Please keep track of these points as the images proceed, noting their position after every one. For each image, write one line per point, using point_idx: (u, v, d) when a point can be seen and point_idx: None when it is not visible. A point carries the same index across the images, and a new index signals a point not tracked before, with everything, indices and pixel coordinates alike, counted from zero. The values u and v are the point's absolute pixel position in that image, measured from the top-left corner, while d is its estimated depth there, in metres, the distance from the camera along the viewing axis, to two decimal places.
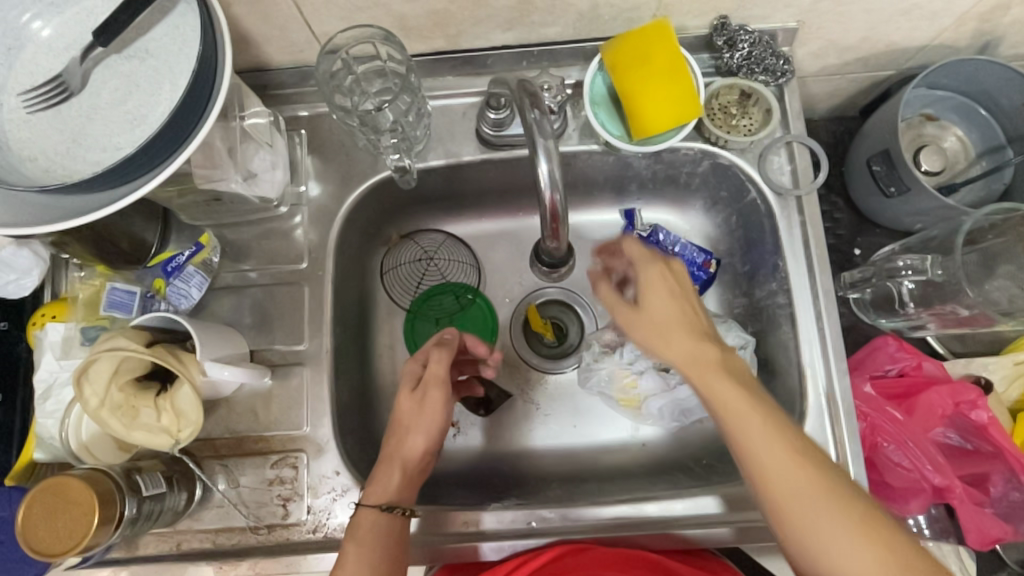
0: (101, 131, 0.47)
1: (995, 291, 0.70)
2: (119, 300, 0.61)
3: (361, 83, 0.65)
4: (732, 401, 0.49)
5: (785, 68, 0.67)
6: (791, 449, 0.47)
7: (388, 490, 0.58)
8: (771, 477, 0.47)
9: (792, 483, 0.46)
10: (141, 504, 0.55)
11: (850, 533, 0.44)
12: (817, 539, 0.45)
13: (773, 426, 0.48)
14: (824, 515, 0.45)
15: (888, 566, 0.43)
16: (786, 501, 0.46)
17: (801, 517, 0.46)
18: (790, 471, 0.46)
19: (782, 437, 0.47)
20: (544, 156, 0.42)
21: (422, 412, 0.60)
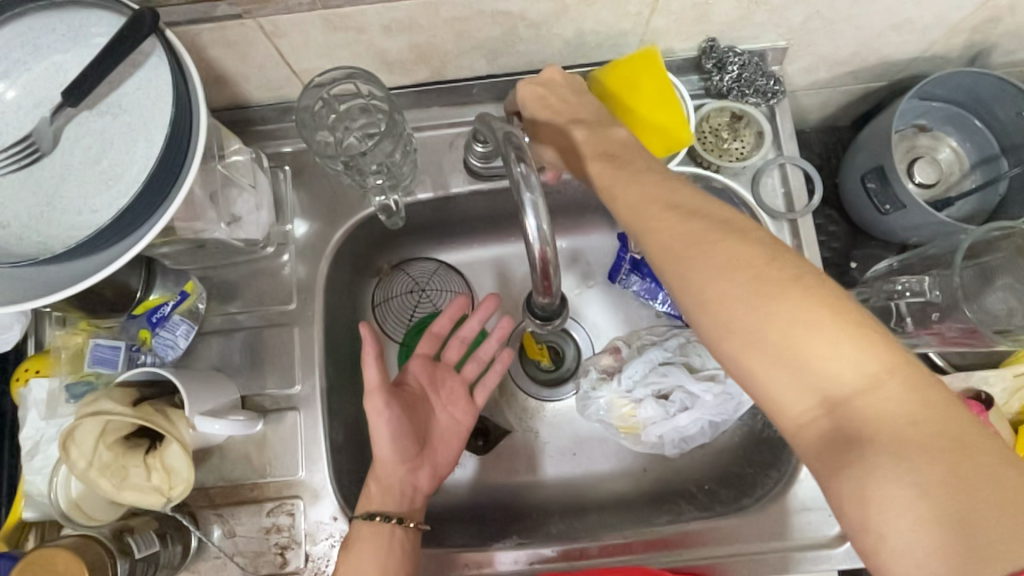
0: (75, 194, 0.46)
1: (993, 304, 0.69)
2: (104, 356, 0.59)
3: (344, 120, 0.63)
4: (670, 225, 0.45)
5: (775, 88, 0.66)
6: (740, 251, 0.42)
7: (378, 501, 0.58)
8: (717, 282, 0.41)
9: (748, 287, 0.41)
10: (134, 566, 0.54)
11: (805, 320, 0.39)
12: (767, 331, 0.40)
13: (729, 238, 0.43)
14: (780, 310, 0.39)
15: (855, 363, 0.38)
16: (732, 309, 0.41)
17: (745, 312, 0.40)
18: (741, 278, 0.41)
19: (736, 244, 0.42)
20: (532, 210, 0.41)
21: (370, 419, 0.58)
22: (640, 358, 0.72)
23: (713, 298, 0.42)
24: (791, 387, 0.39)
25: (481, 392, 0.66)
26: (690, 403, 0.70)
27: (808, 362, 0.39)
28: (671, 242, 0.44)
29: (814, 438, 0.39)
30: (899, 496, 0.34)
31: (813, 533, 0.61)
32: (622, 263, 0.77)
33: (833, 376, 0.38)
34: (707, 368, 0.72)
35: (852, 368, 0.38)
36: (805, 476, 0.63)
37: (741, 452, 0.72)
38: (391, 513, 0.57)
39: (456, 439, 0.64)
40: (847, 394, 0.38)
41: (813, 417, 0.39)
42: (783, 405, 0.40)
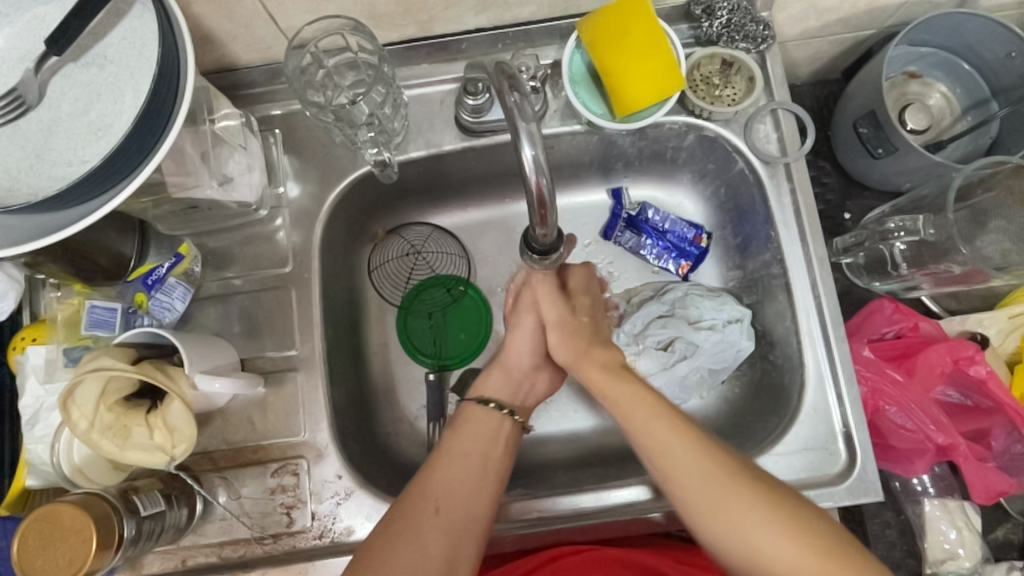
0: (64, 145, 0.45)
1: (987, 248, 0.69)
2: (100, 318, 0.59)
3: (332, 76, 0.63)
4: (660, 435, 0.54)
5: (765, 34, 0.66)
6: (706, 465, 0.51)
7: (491, 388, 0.65)
8: (696, 486, 0.50)
9: (709, 485, 0.50)
10: (141, 524, 0.55)
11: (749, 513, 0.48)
12: (729, 523, 0.49)
13: (710, 460, 0.51)
14: (734, 505, 0.49)
15: (769, 521, 0.48)
16: (705, 501, 0.50)
17: (710, 493, 0.50)
18: (703, 468, 0.51)
19: (712, 459, 0.51)
20: (529, 139, 0.41)
21: (518, 321, 0.68)
22: (640, 311, 0.74)
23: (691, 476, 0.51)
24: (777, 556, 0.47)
25: (560, 348, 0.65)
26: (690, 352, 0.71)
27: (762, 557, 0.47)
28: (657, 447, 0.53)
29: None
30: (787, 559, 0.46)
31: (815, 472, 0.62)
32: (618, 220, 0.78)
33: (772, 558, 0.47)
34: (706, 320, 0.71)
35: (796, 554, 0.46)
36: (806, 417, 0.64)
37: (741, 401, 0.73)
38: (503, 403, 0.64)
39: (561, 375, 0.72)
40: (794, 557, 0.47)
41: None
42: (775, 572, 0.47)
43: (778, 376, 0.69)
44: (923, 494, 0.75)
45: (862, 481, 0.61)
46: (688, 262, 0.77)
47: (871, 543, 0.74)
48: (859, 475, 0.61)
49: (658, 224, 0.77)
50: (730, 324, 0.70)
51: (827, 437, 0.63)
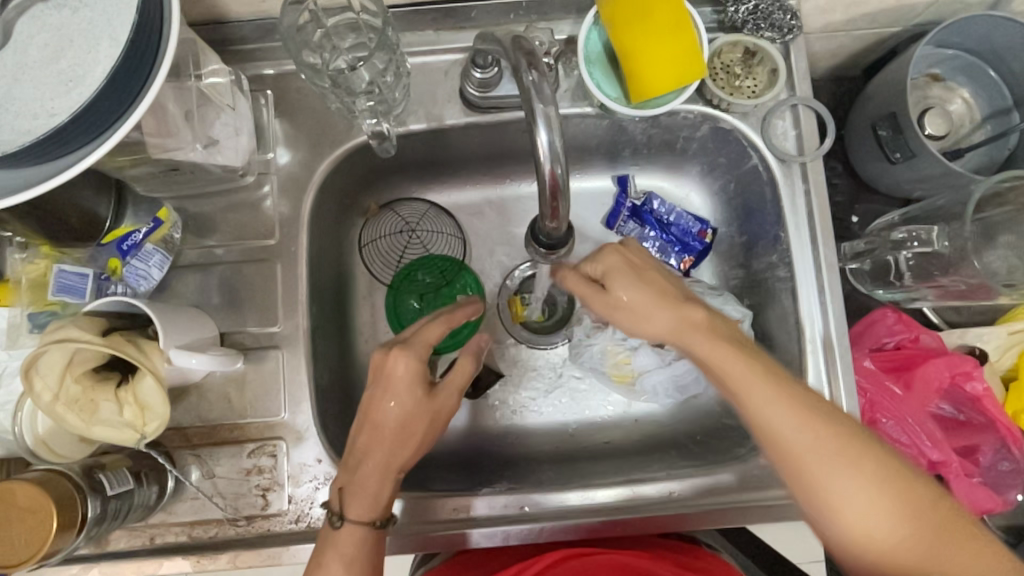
0: (29, 94, 0.40)
1: (994, 263, 0.67)
2: (70, 284, 0.56)
3: (331, 37, 0.58)
4: (758, 386, 0.46)
5: (792, 23, 0.62)
6: (905, 499, 0.43)
7: (358, 496, 0.54)
8: (792, 441, 0.45)
9: (903, 519, 0.42)
10: (107, 504, 0.52)
11: (853, 474, 0.43)
12: (838, 504, 0.43)
13: (801, 405, 0.45)
14: (911, 528, 0.42)
15: (913, 534, 0.42)
16: (808, 457, 0.44)
17: (814, 462, 0.44)
18: (818, 440, 0.44)
19: (801, 397, 0.46)
20: (545, 123, 0.38)
21: (394, 389, 0.54)
22: None
23: (783, 425, 0.45)
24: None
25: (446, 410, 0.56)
26: None
27: (852, 517, 0.43)
28: (735, 383, 0.47)
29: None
30: (890, 524, 0.42)
31: None
32: (621, 209, 0.75)
33: (871, 526, 0.43)
34: None
35: (890, 523, 0.42)
36: None
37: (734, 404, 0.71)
38: (367, 518, 0.54)
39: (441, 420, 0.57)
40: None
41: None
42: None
43: None
44: None
45: None
46: (690, 257, 0.74)
47: None
48: None
49: (662, 216, 0.74)
50: None
51: None
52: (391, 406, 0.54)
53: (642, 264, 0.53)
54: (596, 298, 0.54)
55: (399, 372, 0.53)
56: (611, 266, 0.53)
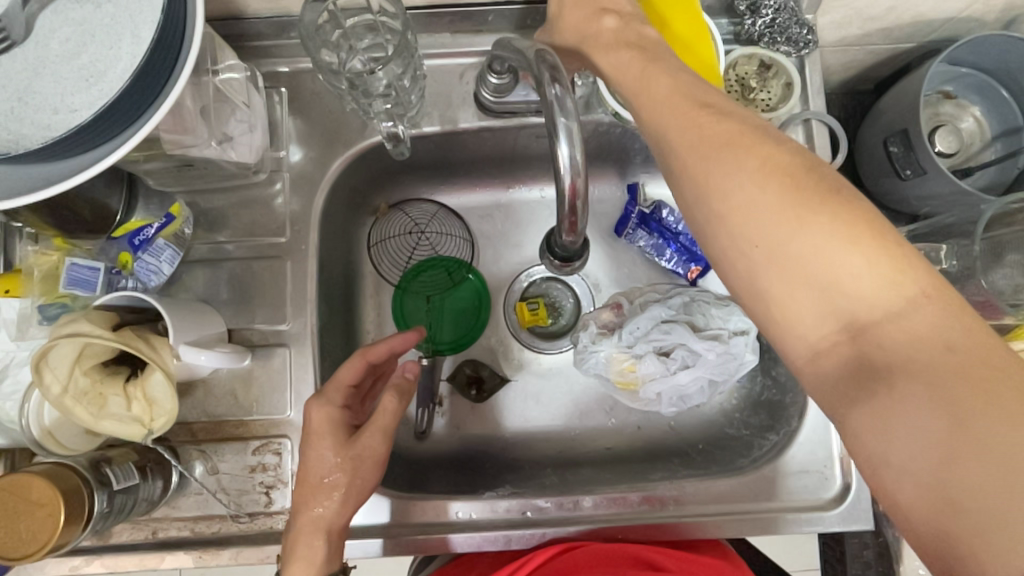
0: (50, 89, 0.39)
1: (1000, 282, 0.67)
2: (82, 278, 0.55)
3: (349, 38, 0.58)
4: (732, 138, 0.39)
5: (808, 38, 0.63)
6: (789, 190, 0.37)
7: (300, 557, 0.52)
8: (760, 201, 0.37)
9: (856, 273, 0.35)
10: (113, 498, 0.52)
11: (827, 237, 0.35)
12: (723, 207, 0.38)
13: (777, 165, 0.38)
14: (800, 232, 0.36)
15: (867, 273, 0.35)
16: (778, 238, 0.37)
17: (757, 161, 0.38)
18: (795, 207, 0.36)
19: (780, 161, 0.38)
20: (566, 135, 0.39)
21: (318, 438, 0.54)
22: (643, 314, 0.69)
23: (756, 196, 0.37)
24: (806, 308, 0.36)
25: (373, 448, 0.55)
26: (691, 361, 0.68)
27: (783, 236, 0.36)
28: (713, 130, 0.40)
29: (834, 383, 0.36)
30: (862, 285, 0.35)
31: (807, 496, 0.62)
32: (630, 216, 0.75)
33: (805, 255, 0.36)
34: (711, 328, 0.69)
35: (843, 266, 0.35)
36: (805, 438, 0.63)
37: (737, 414, 0.72)
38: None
39: (378, 466, 0.55)
40: (873, 317, 0.34)
41: (822, 347, 0.36)
42: (791, 319, 0.37)
43: (779, 394, 0.68)
44: None
45: (855, 508, 0.61)
46: (698, 267, 0.75)
47: (848, 562, 0.73)
48: (852, 502, 0.61)
49: (670, 225, 0.74)
50: (736, 336, 0.68)
51: (824, 461, 0.63)
52: (318, 455, 0.54)
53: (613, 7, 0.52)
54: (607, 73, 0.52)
55: (318, 421, 0.54)
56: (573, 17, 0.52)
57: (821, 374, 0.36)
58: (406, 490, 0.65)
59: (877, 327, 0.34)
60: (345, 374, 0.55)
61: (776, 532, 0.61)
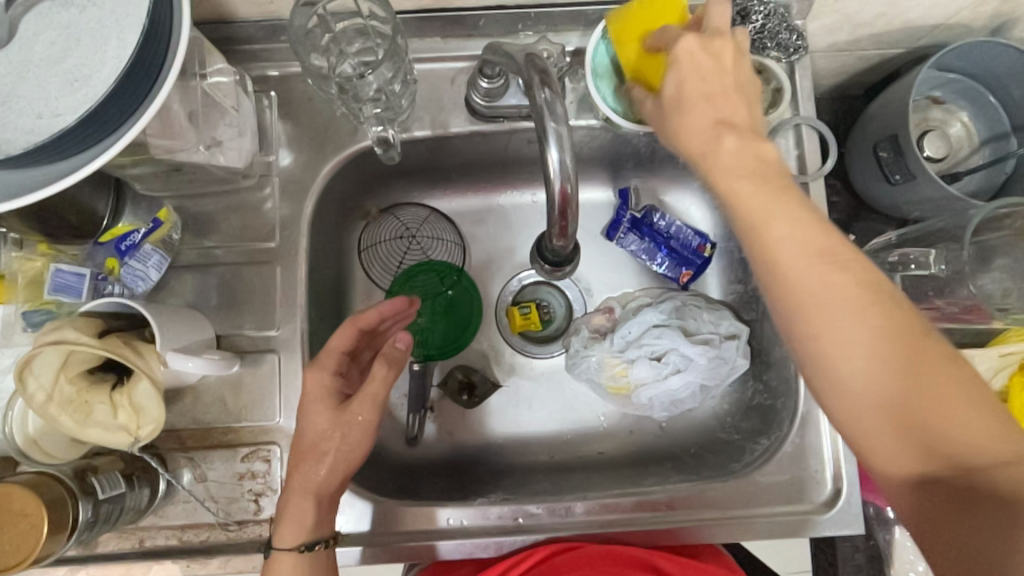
0: (32, 93, 0.39)
1: (989, 286, 0.67)
2: (65, 284, 0.55)
3: (339, 42, 0.58)
4: (836, 281, 0.39)
5: (798, 43, 0.63)
6: (912, 343, 0.38)
7: (291, 518, 0.53)
8: (870, 351, 0.38)
9: (967, 426, 0.37)
10: (98, 508, 0.51)
11: (937, 391, 0.37)
12: (828, 348, 0.39)
13: (885, 316, 0.39)
14: (908, 383, 0.38)
15: (972, 424, 0.37)
16: (890, 390, 0.38)
17: (861, 305, 0.39)
18: (902, 361, 0.38)
19: (887, 308, 0.39)
20: (555, 141, 0.39)
21: (311, 405, 0.55)
22: (635, 318, 0.70)
23: (865, 349, 0.38)
24: (906, 452, 0.38)
25: (362, 414, 0.55)
26: (683, 366, 0.68)
27: (888, 386, 0.38)
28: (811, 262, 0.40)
29: (916, 508, 0.38)
30: (972, 434, 0.37)
31: (798, 500, 0.62)
32: (622, 220, 0.74)
33: (914, 406, 0.38)
34: (702, 333, 0.69)
35: (953, 415, 0.37)
36: (795, 442, 0.63)
37: (729, 418, 0.72)
38: (313, 539, 0.53)
39: (367, 434, 0.56)
40: (982, 463, 0.36)
41: (928, 486, 0.38)
42: (886, 457, 0.39)
43: (770, 398, 0.68)
44: (893, 520, 0.75)
45: (845, 512, 0.61)
46: (690, 270, 0.74)
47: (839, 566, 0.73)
48: (843, 506, 0.61)
49: (661, 229, 0.74)
50: (726, 340, 0.68)
51: (815, 465, 0.63)
52: (310, 422, 0.55)
53: (717, 39, 0.47)
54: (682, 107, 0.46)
55: (311, 385, 0.55)
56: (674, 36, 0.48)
57: (918, 507, 0.38)
58: (396, 497, 0.64)
59: (990, 474, 0.36)
60: (337, 340, 0.56)
61: (767, 536, 0.61)
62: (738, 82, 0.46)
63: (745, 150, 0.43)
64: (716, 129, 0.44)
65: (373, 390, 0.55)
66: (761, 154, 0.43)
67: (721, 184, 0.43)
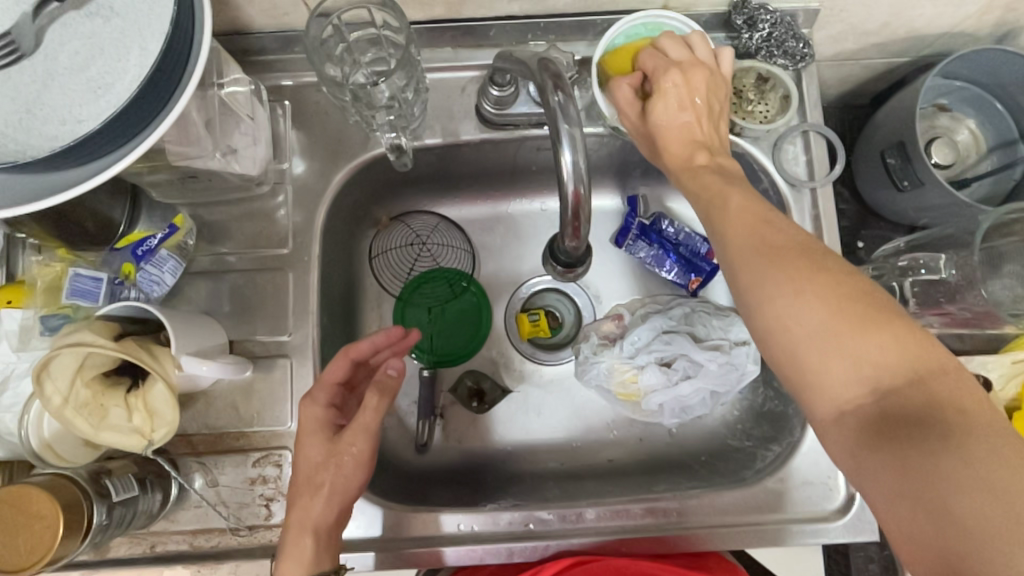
0: (57, 100, 0.40)
1: (1000, 291, 0.67)
2: (84, 288, 0.55)
3: (352, 52, 0.59)
4: (757, 236, 0.44)
5: (804, 51, 0.64)
6: (829, 280, 0.40)
7: (289, 557, 0.51)
8: (787, 291, 0.41)
9: (882, 349, 0.38)
10: (112, 511, 0.52)
11: (852, 319, 0.39)
12: (753, 294, 0.42)
13: (800, 259, 0.41)
14: (825, 315, 0.39)
15: (887, 349, 0.38)
16: (809, 324, 0.40)
17: (775, 253, 0.42)
18: (819, 296, 0.40)
19: (804, 254, 0.42)
20: (569, 143, 0.40)
21: (304, 438, 0.55)
22: (644, 324, 0.70)
23: (782, 290, 0.41)
24: (835, 382, 0.39)
25: (355, 443, 0.53)
26: (693, 372, 0.68)
27: (807, 320, 0.40)
28: (734, 225, 0.45)
29: (849, 438, 0.39)
30: (885, 356, 0.38)
31: (811, 508, 0.62)
32: (630, 226, 0.74)
33: (830, 337, 0.39)
34: (712, 339, 0.69)
35: (867, 341, 0.38)
36: (807, 449, 0.63)
37: (739, 425, 0.72)
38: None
39: (363, 463, 0.54)
40: (901, 384, 0.37)
41: (849, 412, 0.39)
42: (817, 388, 0.40)
43: (781, 405, 0.68)
44: None
45: (859, 519, 0.61)
46: (698, 277, 0.75)
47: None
48: (856, 513, 0.61)
49: (670, 236, 0.74)
50: (737, 346, 0.68)
51: (827, 471, 0.62)
52: (305, 457, 0.54)
53: (689, 70, 0.54)
54: (666, 133, 0.54)
55: (305, 420, 0.55)
56: (657, 66, 0.55)
57: (841, 434, 0.39)
58: (407, 503, 0.64)
59: (902, 394, 0.37)
60: (329, 373, 0.55)
61: (779, 545, 0.61)
62: (711, 109, 0.54)
63: (714, 163, 0.51)
64: (691, 149, 0.52)
65: (364, 418, 0.53)
66: (727, 163, 0.51)
67: (687, 182, 0.51)
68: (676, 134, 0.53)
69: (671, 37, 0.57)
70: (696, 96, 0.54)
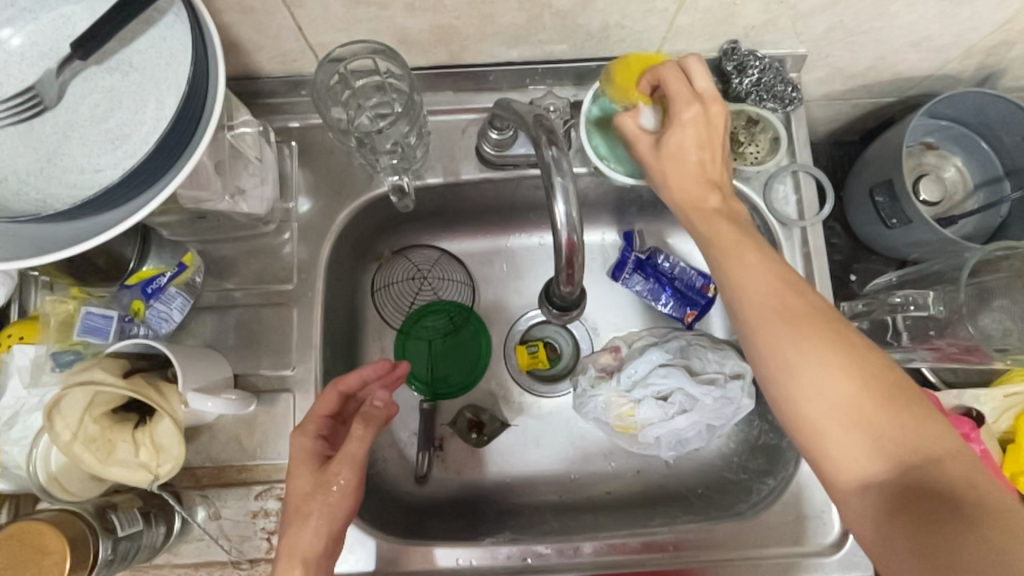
0: (78, 151, 0.42)
1: (989, 325, 0.68)
2: (94, 325, 0.57)
3: (357, 97, 0.61)
4: (773, 307, 0.45)
5: (793, 95, 0.66)
6: (858, 359, 0.43)
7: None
8: (810, 368, 0.43)
9: (899, 428, 0.41)
10: (117, 545, 0.53)
11: (871, 399, 0.42)
12: (773, 367, 0.44)
13: (821, 336, 0.43)
14: (845, 392, 0.42)
15: (902, 430, 0.41)
16: (829, 400, 0.42)
17: (797, 328, 0.44)
18: (840, 372, 0.42)
19: (826, 330, 0.44)
20: (562, 196, 0.42)
21: (295, 469, 0.55)
22: (640, 357, 0.71)
23: (805, 366, 0.43)
24: (856, 454, 0.42)
25: (341, 472, 0.53)
26: (689, 406, 0.69)
27: (828, 396, 0.42)
28: (753, 297, 0.46)
29: (868, 509, 0.41)
30: (902, 435, 0.41)
31: (806, 542, 0.62)
32: (627, 261, 0.76)
33: (847, 414, 0.42)
34: (708, 372, 0.71)
35: (884, 419, 0.41)
36: (801, 483, 0.64)
37: (736, 458, 0.72)
38: None
39: (350, 492, 0.53)
40: (919, 461, 0.40)
41: (871, 484, 0.41)
42: (837, 459, 0.42)
43: (776, 438, 0.69)
44: None
45: (854, 553, 0.61)
46: (694, 311, 0.76)
47: None
48: (851, 548, 0.61)
49: (665, 269, 0.76)
50: (732, 380, 0.69)
51: (822, 505, 0.63)
52: (294, 488, 0.54)
53: (709, 103, 0.52)
54: (679, 165, 0.53)
55: (295, 452, 0.56)
56: (677, 95, 0.53)
57: (863, 504, 0.42)
58: (406, 537, 0.65)
59: (922, 470, 0.40)
60: (319, 406, 0.58)
61: None
62: (723, 146, 0.54)
63: (725, 207, 0.52)
64: (707, 188, 0.52)
65: (352, 446, 0.54)
66: (738, 209, 0.52)
67: (702, 227, 0.51)
68: (691, 174, 0.52)
69: (689, 60, 0.54)
70: (711, 134, 0.53)
